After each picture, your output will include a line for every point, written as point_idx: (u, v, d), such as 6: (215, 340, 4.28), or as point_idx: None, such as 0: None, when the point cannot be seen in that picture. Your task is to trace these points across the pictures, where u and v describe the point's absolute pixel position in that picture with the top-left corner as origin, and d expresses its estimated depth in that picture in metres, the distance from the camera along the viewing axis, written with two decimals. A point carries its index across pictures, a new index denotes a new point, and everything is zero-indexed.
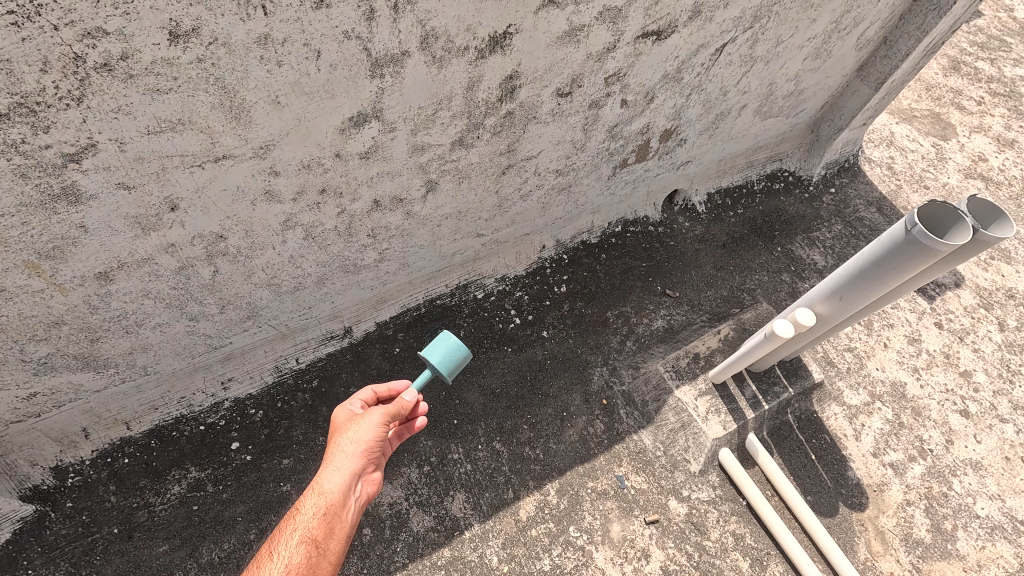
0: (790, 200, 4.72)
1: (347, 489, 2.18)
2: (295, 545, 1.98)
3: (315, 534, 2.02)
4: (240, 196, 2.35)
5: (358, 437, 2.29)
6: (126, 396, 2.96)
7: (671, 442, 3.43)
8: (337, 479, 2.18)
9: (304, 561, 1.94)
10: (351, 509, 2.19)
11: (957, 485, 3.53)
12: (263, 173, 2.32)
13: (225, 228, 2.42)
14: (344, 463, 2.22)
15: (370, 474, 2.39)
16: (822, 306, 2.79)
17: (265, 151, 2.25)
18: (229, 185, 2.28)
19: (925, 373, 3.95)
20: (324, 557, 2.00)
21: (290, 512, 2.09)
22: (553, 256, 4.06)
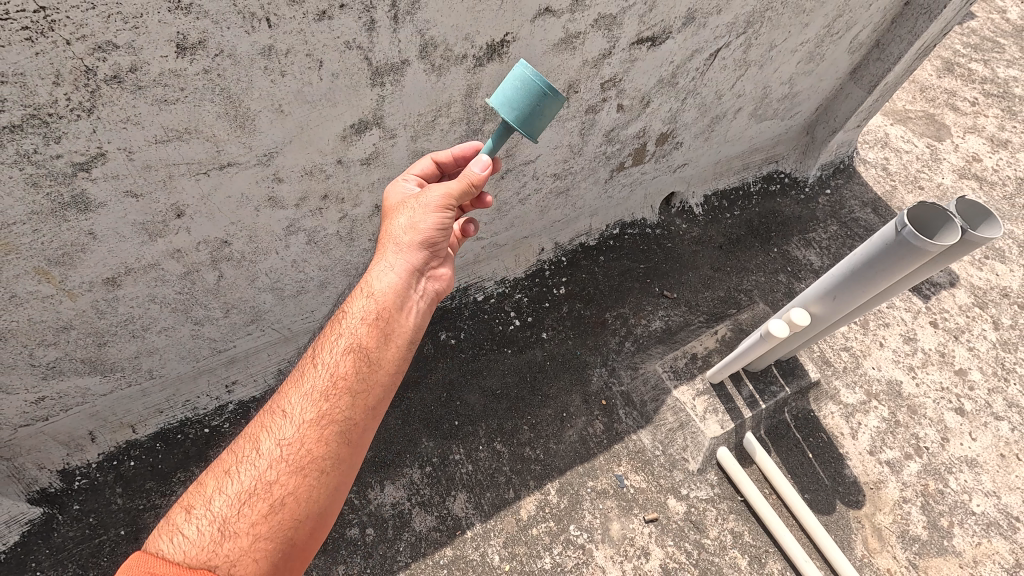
0: (786, 201, 4.78)
1: (401, 289, 1.94)
2: (341, 353, 1.80)
3: (362, 344, 1.82)
4: (245, 202, 2.39)
5: (412, 226, 2.00)
6: (132, 399, 3.01)
7: (669, 441, 3.48)
8: (389, 278, 1.95)
9: (351, 372, 1.77)
10: (411, 312, 1.96)
11: (953, 482, 3.57)
12: (267, 180, 2.37)
13: (229, 234, 2.47)
14: (397, 259, 1.99)
15: (438, 267, 2.13)
16: (817, 306, 2.85)
17: (269, 158, 2.30)
18: (234, 192, 2.33)
19: (921, 371, 3.99)
20: (375, 364, 1.82)
21: (340, 312, 1.91)
22: (552, 259, 4.11)
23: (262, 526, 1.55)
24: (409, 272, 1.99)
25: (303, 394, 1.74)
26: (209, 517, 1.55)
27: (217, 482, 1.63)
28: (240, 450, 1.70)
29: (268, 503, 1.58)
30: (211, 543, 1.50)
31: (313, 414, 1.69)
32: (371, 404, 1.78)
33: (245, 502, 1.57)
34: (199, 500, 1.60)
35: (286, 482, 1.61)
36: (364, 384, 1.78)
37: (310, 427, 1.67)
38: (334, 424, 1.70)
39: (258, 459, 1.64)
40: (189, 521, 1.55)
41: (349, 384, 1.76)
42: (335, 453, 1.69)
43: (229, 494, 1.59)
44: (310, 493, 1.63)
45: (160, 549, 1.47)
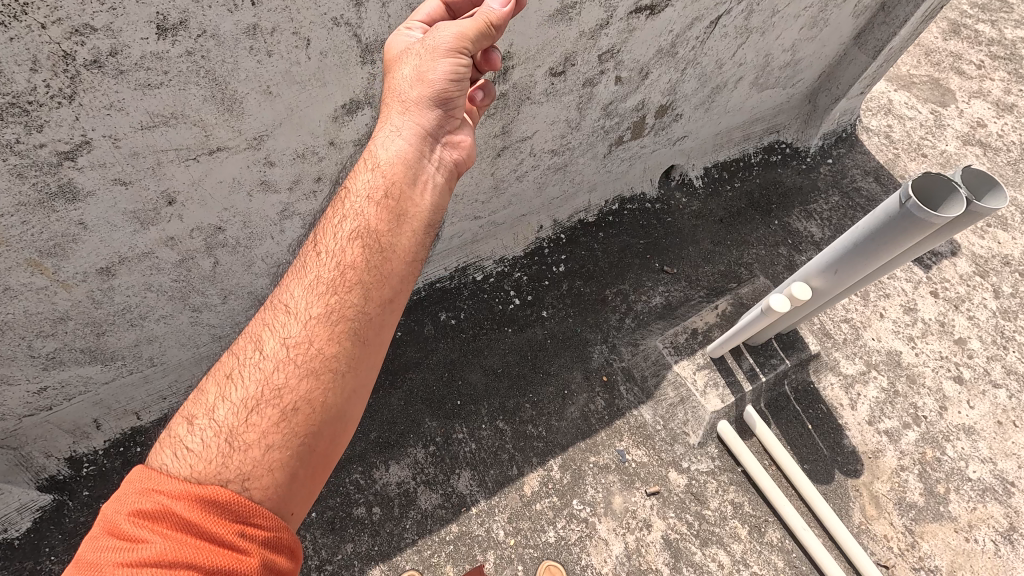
0: (788, 172, 4.71)
1: (410, 158, 1.88)
2: (348, 239, 1.73)
3: (370, 226, 1.74)
4: (237, 187, 2.35)
5: (419, 82, 1.92)
6: (135, 387, 3.02)
7: (670, 416, 3.51)
8: (396, 148, 1.89)
9: (361, 256, 1.70)
10: (422, 184, 1.91)
11: (950, 450, 3.62)
12: (258, 163, 2.32)
13: (223, 220, 2.43)
14: (404, 122, 1.92)
15: (448, 137, 2.05)
16: (818, 280, 2.83)
17: (259, 141, 2.24)
18: (225, 177, 2.28)
19: (921, 341, 4.00)
20: (387, 242, 1.75)
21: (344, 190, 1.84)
22: (550, 236, 4.07)
23: (276, 428, 1.47)
24: (417, 137, 1.93)
25: (306, 287, 1.66)
26: (215, 426, 1.47)
27: (220, 388, 1.54)
28: (241, 353, 1.60)
29: (279, 407, 1.48)
30: (221, 456, 1.41)
31: (320, 308, 1.61)
32: (385, 291, 1.71)
33: (254, 404, 1.48)
34: (203, 410, 1.51)
35: (297, 384, 1.51)
36: (375, 267, 1.71)
37: (319, 319, 1.59)
38: (346, 315, 1.62)
39: (263, 361, 1.55)
40: (194, 431, 1.46)
41: (359, 269, 1.68)
42: (350, 341, 1.61)
43: (235, 399, 1.50)
44: (327, 388, 1.54)
45: (163, 465, 1.39)
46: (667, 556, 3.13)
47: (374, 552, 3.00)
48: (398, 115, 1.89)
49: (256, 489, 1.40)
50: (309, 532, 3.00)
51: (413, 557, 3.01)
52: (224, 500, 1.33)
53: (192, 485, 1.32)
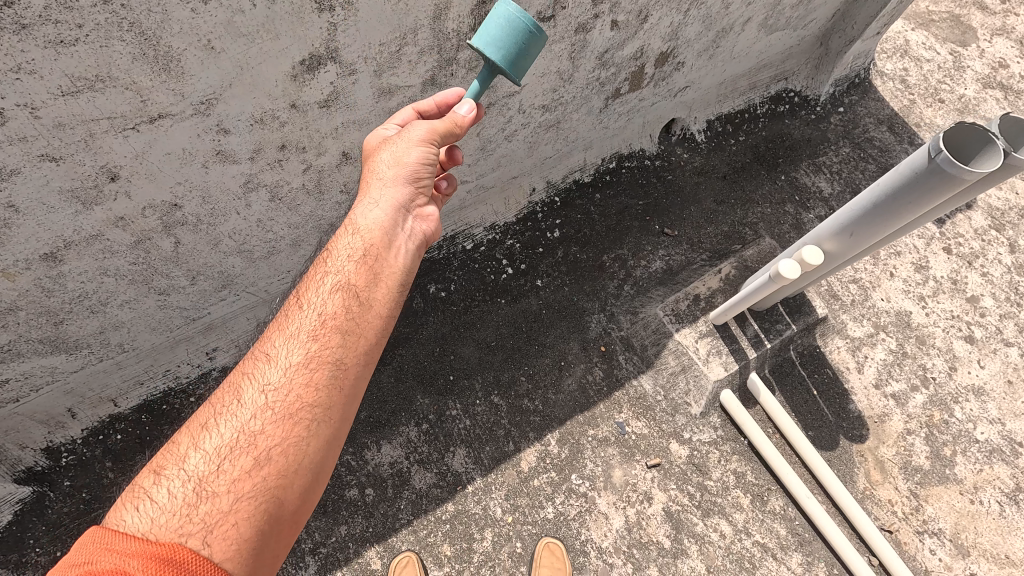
0: (796, 123, 4.41)
1: (387, 227, 2.00)
2: (329, 297, 1.84)
3: (350, 286, 1.86)
4: (189, 159, 2.11)
5: (397, 160, 2.05)
6: (108, 373, 2.86)
7: (671, 386, 3.38)
8: (374, 216, 2.01)
9: (340, 311, 1.81)
10: (399, 252, 2.01)
11: (958, 412, 3.52)
12: (210, 131, 2.07)
13: (178, 196, 2.20)
14: (382, 194, 2.04)
15: (422, 208, 2.17)
16: (831, 243, 2.62)
17: (208, 106, 1.99)
18: (173, 148, 2.04)
19: (931, 300, 3.84)
20: (365, 302, 1.85)
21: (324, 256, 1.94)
22: (544, 199, 3.83)
23: (249, 477, 1.52)
24: (394, 207, 2.05)
25: (286, 341, 1.75)
26: (187, 475, 1.51)
27: (194, 439, 1.60)
28: (218, 404, 1.67)
29: (252, 456, 1.55)
30: (187, 506, 1.45)
31: (301, 361, 1.70)
32: (360, 347, 1.80)
33: (230, 453, 1.55)
34: (175, 460, 1.56)
35: (272, 436, 1.58)
36: (353, 321, 1.81)
37: (297, 372, 1.68)
38: (324, 366, 1.71)
39: (240, 411, 1.62)
40: (164, 482, 1.50)
41: (337, 322, 1.78)
42: (326, 394, 1.68)
43: (209, 449, 1.56)
44: (302, 439, 1.61)
45: (125, 519, 1.40)
46: (668, 528, 3.07)
47: (369, 533, 2.95)
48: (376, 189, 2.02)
49: (218, 544, 1.42)
50: None
51: (409, 537, 2.96)
52: (181, 555, 1.33)
53: (149, 543, 1.31)
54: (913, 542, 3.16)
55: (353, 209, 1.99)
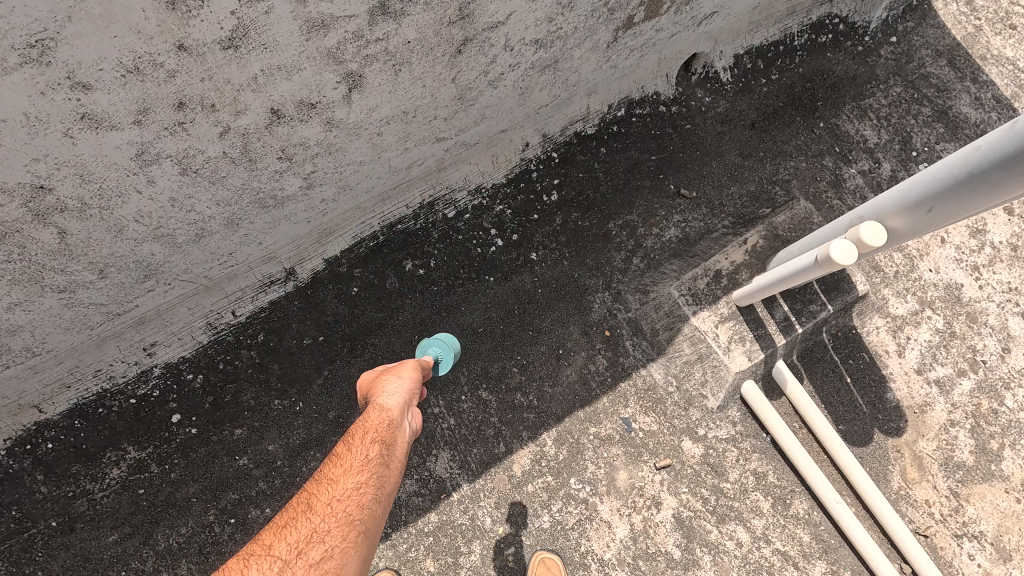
0: (839, 57, 3.70)
1: (403, 411, 2.08)
2: (369, 441, 1.89)
3: (386, 435, 1.93)
4: (40, 126, 1.69)
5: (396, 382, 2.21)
6: (22, 379, 2.47)
7: (685, 376, 2.95)
8: (392, 400, 2.10)
9: (381, 453, 1.87)
10: (406, 436, 2.06)
11: (1010, 399, 3.08)
12: (60, 87, 1.64)
13: (41, 176, 1.82)
14: (395, 387, 2.17)
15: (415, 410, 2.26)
16: (898, 219, 2.10)
17: (39, 50, 1.53)
18: (9, 113, 1.62)
19: (987, 271, 3.31)
20: (394, 459, 1.89)
21: (354, 427, 1.98)
22: (539, 155, 3.22)
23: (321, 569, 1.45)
24: (406, 399, 2.16)
25: (345, 467, 1.79)
26: (267, 567, 1.44)
27: (270, 538, 1.55)
28: (282, 521, 1.62)
29: (320, 555, 1.49)
30: None
31: (357, 481, 1.74)
32: (392, 487, 1.82)
33: (308, 544, 1.51)
34: (256, 551, 1.51)
35: (335, 538, 1.55)
36: (391, 463, 1.87)
37: (354, 491, 1.72)
38: (371, 492, 1.74)
39: (311, 517, 1.60)
40: (253, 566, 1.45)
41: (381, 458, 1.85)
42: (372, 518, 1.68)
43: (290, 539, 1.53)
44: (355, 550, 1.56)
45: None
46: (679, 536, 2.74)
47: None
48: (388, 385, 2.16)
49: None
50: None
51: (387, 553, 2.63)
52: None
53: None
54: (950, 547, 2.85)
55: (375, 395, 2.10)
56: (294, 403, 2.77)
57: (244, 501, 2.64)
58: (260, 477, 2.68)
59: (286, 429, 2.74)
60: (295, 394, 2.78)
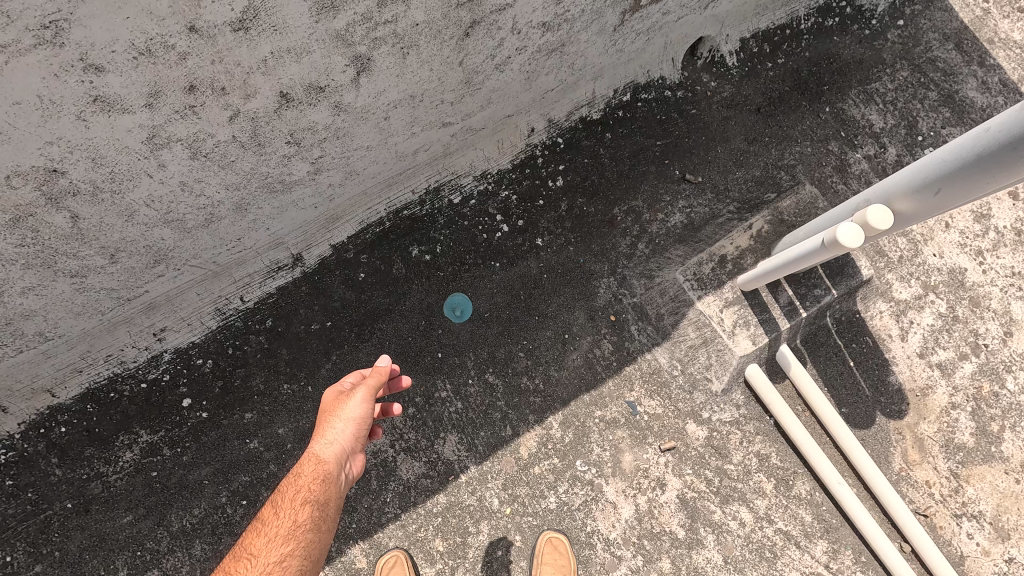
0: (846, 40, 3.68)
1: (343, 458, 1.91)
2: (298, 503, 1.80)
3: (318, 496, 1.82)
4: (53, 109, 1.72)
5: (346, 417, 1.98)
6: (36, 363, 2.51)
7: (689, 360, 2.97)
8: (331, 446, 1.91)
9: (310, 522, 1.77)
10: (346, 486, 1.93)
11: (1011, 382, 3.11)
12: (73, 69, 1.66)
13: (55, 159, 1.85)
14: (341, 428, 1.96)
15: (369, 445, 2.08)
16: (905, 203, 2.10)
17: (54, 31, 1.56)
18: (25, 96, 1.65)
19: (990, 256, 3.32)
20: (326, 525, 1.80)
21: (288, 481, 1.87)
22: (545, 140, 3.22)
23: None
24: (353, 439, 1.97)
25: (270, 539, 1.72)
26: None
27: None
28: None
29: None
30: None
31: (281, 556, 1.68)
32: (319, 550, 1.77)
33: None
34: None
35: None
36: (321, 530, 1.78)
37: (276, 565, 1.65)
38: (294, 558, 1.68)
39: None
40: None
41: (309, 525, 1.76)
42: None
43: None
44: None
45: None
46: (683, 517, 2.79)
47: (352, 529, 2.67)
48: (334, 426, 1.95)
49: None
50: None
51: (397, 533, 2.68)
52: None
53: None
54: (949, 526, 2.90)
55: (315, 441, 1.91)
56: (303, 387, 2.80)
57: (255, 483, 2.68)
58: (270, 460, 2.71)
59: (295, 412, 2.78)
60: (304, 379, 2.81)
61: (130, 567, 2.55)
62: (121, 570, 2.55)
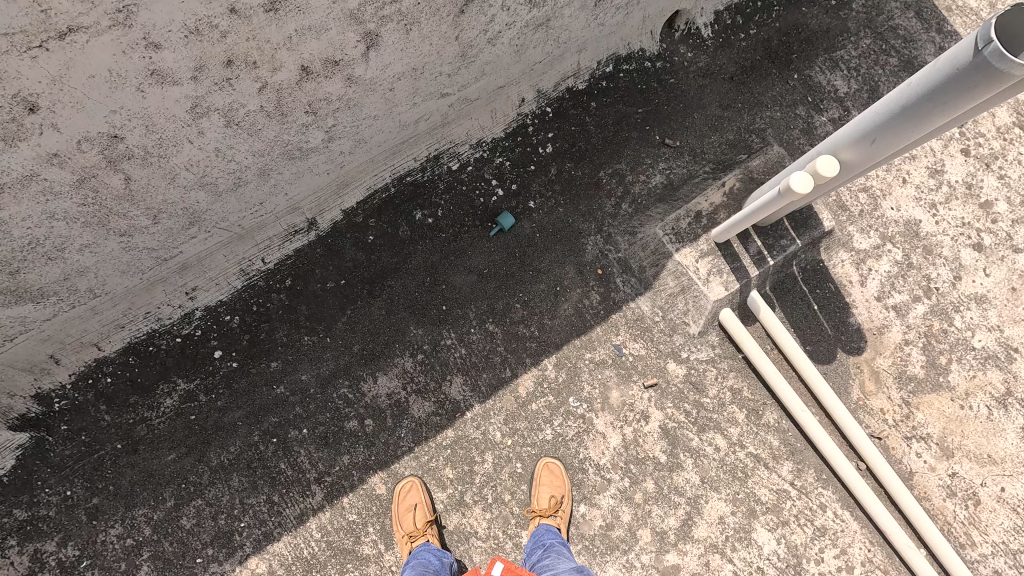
0: (814, 11, 3.93)
1: None
2: None
3: None
4: (120, 82, 2.02)
5: None
6: (84, 319, 2.81)
7: (669, 306, 3.30)
8: None
9: None
10: None
11: (958, 321, 3.45)
12: (137, 47, 1.95)
13: (116, 126, 2.15)
14: None
15: None
16: (849, 152, 2.41)
17: (125, 15, 1.85)
18: (97, 70, 1.95)
19: (943, 208, 3.64)
20: None
21: None
22: (535, 110, 3.49)
23: None
24: None
25: None
26: None
27: None
28: None
29: None
30: None
31: None
32: None
33: None
34: None
35: None
36: None
37: None
38: None
39: None
40: None
41: None
42: None
43: None
44: None
45: None
46: (665, 444, 3.14)
47: (372, 461, 3.00)
48: None
49: None
50: (303, 448, 2.99)
51: (411, 463, 3.02)
52: None
53: None
54: (900, 447, 3.28)
55: None
56: (322, 338, 3.12)
57: (283, 423, 3.01)
58: (296, 403, 3.04)
59: (316, 360, 3.09)
60: (322, 331, 3.12)
61: (176, 498, 2.88)
62: (168, 500, 2.88)
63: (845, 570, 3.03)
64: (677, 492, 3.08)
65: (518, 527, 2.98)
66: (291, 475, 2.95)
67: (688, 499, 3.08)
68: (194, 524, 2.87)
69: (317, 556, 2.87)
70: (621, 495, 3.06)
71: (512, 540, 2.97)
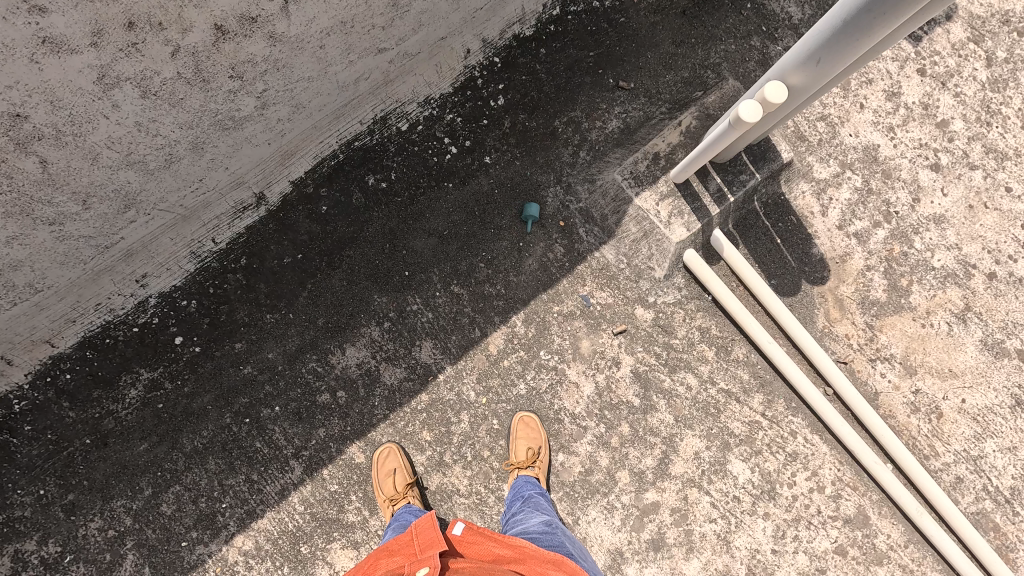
0: None
1: None
2: None
3: None
4: (8, 53, 1.92)
5: None
6: (31, 315, 2.73)
7: (634, 253, 3.29)
8: None
9: None
10: None
11: (918, 243, 3.49)
12: (19, 11, 1.86)
13: (18, 104, 2.06)
14: None
15: None
16: (797, 76, 2.37)
17: None
18: None
19: (900, 131, 3.62)
20: None
21: None
22: (481, 62, 3.36)
23: None
24: None
25: None
26: None
27: None
28: None
29: None
30: None
31: None
32: None
33: None
34: None
35: None
36: None
37: None
38: None
39: None
40: None
41: None
42: None
43: None
44: None
45: None
46: (637, 387, 3.18)
47: (349, 431, 3.01)
48: None
49: None
50: (278, 425, 2.97)
51: (388, 430, 3.03)
52: None
53: None
54: (865, 369, 3.37)
55: None
56: (284, 315, 3.06)
57: (255, 403, 2.98)
58: (265, 381, 3.00)
59: (281, 337, 3.04)
60: (283, 307, 3.06)
61: (154, 486, 2.87)
62: (146, 489, 2.87)
63: (817, 491, 3.14)
64: (653, 433, 3.15)
65: (499, 481, 3.03)
66: (268, 453, 2.95)
67: (663, 438, 3.15)
68: (175, 510, 2.87)
69: (302, 528, 2.90)
70: (598, 441, 3.12)
71: (495, 494, 3.02)
